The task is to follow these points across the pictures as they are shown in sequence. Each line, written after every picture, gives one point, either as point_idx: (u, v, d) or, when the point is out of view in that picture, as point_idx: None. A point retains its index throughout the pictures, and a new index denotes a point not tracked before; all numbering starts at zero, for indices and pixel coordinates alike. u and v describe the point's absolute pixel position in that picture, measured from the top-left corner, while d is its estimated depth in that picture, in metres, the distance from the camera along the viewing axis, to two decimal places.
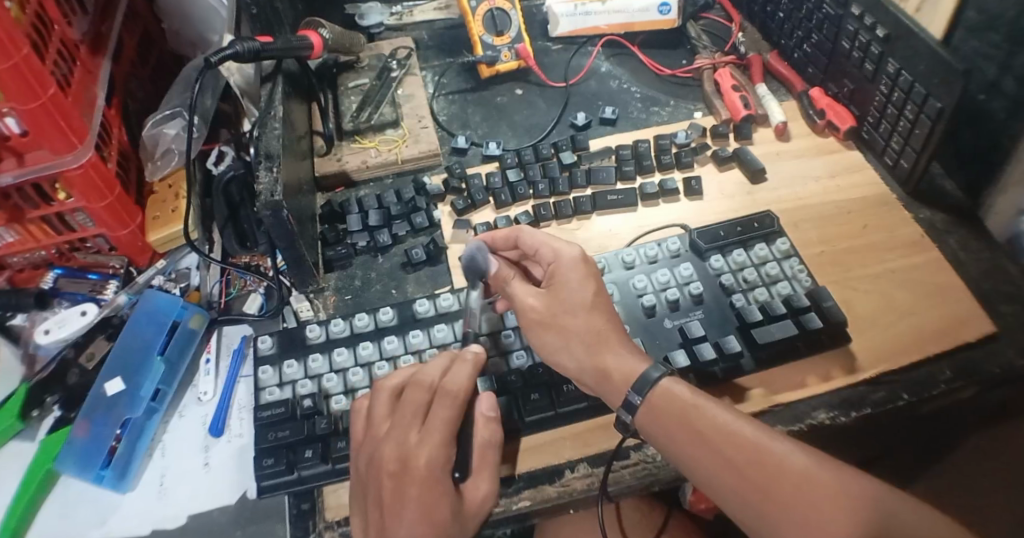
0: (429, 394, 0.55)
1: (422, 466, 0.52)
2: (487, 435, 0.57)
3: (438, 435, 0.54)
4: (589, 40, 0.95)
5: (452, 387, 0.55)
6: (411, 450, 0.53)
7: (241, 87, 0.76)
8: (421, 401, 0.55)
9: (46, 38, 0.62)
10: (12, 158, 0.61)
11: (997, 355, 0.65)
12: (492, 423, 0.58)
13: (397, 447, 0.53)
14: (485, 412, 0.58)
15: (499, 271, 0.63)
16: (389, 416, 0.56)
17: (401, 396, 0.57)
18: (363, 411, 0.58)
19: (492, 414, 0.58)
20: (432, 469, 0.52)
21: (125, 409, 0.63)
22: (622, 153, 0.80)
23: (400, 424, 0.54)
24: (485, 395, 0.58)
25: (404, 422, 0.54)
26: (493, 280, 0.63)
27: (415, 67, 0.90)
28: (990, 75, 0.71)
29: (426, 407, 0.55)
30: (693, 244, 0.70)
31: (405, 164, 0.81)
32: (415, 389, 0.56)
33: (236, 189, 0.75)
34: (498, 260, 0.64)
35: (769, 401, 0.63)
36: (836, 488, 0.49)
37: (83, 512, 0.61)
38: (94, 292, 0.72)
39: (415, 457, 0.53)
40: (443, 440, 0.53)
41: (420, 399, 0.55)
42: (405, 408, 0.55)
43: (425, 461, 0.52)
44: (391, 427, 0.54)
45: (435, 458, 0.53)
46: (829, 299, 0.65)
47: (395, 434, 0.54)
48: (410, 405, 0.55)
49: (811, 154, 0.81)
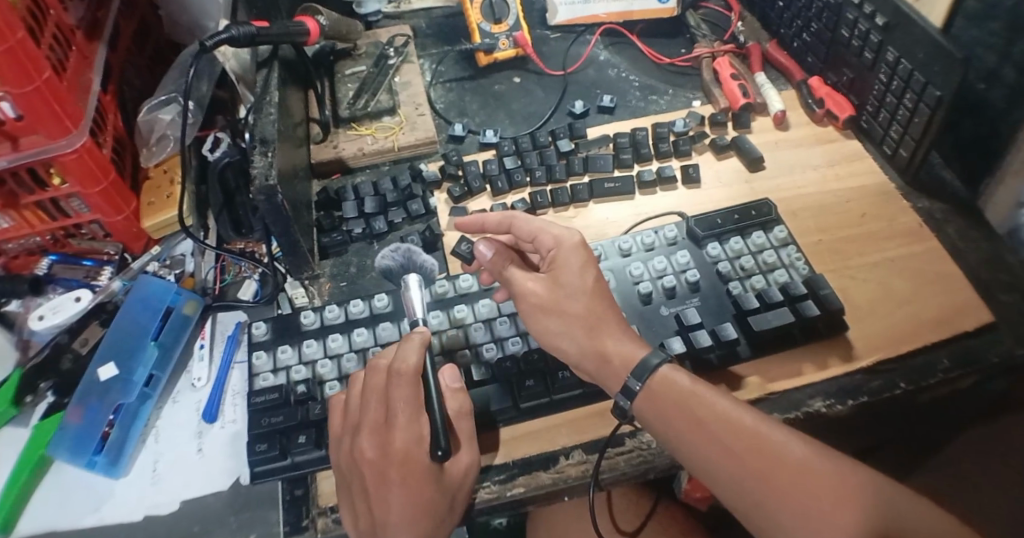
0: (387, 375, 0.56)
1: (400, 445, 0.54)
2: (457, 405, 0.57)
3: (403, 415, 0.55)
4: (587, 29, 0.95)
5: (403, 367, 0.55)
6: (385, 436, 0.55)
7: (236, 73, 0.78)
8: (380, 385, 0.56)
9: (42, 21, 0.61)
10: (7, 142, 0.61)
11: (996, 345, 0.64)
12: (461, 394, 0.58)
13: (373, 436, 0.54)
14: (450, 385, 0.58)
15: (494, 258, 0.62)
16: (361, 402, 0.57)
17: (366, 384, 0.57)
18: (339, 405, 0.59)
19: (458, 385, 0.58)
20: (410, 449, 0.54)
21: (118, 395, 0.63)
22: (620, 141, 0.79)
23: (368, 408, 0.56)
24: (445, 369, 0.59)
25: (372, 409, 0.56)
26: (489, 265, 0.62)
27: (412, 55, 0.89)
28: (989, 64, 0.71)
29: (384, 391, 0.56)
30: (690, 232, 0.70)
31: (401, 151, 0.81)
32: (377, 375, 0.57)
33: (231, 175, 0.75)
34: (492, 243, 0.63)
35: (764, 389, 0.62)
36: (833, 478, 0.49)
37: (75, 498, 0.61)
38: (89, 279, 0.72)
39: (391, 441, 0.54)
40: (409, 419, 0.55)
41: (377, 384, 0.56)
42: (367, 394, 0.56)
43: (401, 445, 0.54)
44: (363, 411, 0.56)
45: (410, 438, 0.54)
46: (826, 287, 0.65)
47: (368, 420, 0.55)
48: (373, 391, 0.56)
49: (810, 143, 0.81)
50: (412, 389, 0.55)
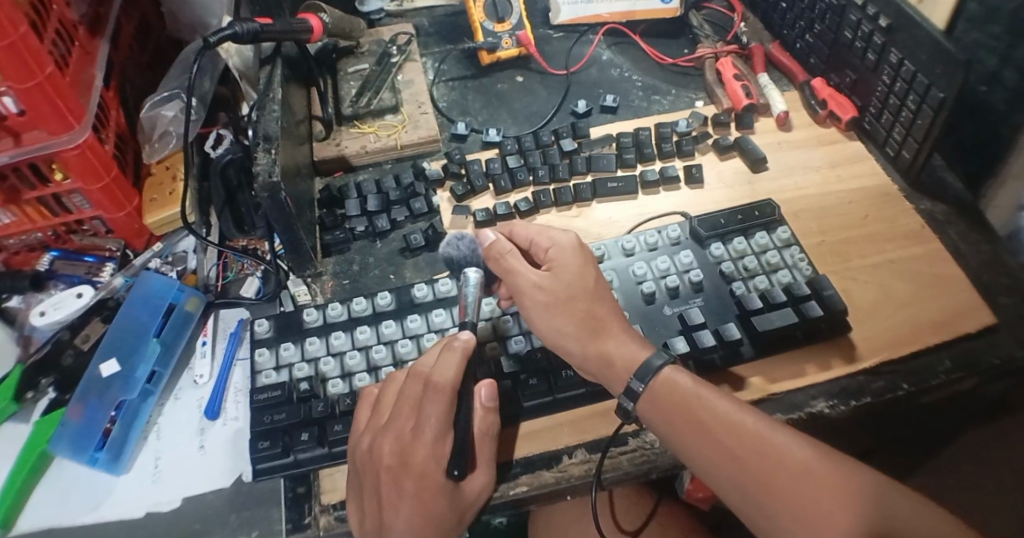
0: (423, 387, 0.56)
1: (420, 459, 0.54)
2: (484, 425, 0.57)
3: (432, 431, 0.55)
4: (590, 28, 0.95)
5: (441, 381, 0.55)
6: (408, 446, 0.55)
7: (240, 70, 0.78)
8: (415, 395, 0.56)
9: (44, 18, 0.61)
10: (8, 138, 0.60)
11: (997, 346, 0.64)
12: (490, 414, 0.58)
13: (395, 442, 0.55)
14: (484, 403, 0.58)
15: (495, 244, 0.61)
16: (394, 406, 0.57)
17: (402, 390, 0.57)
18: (372, 396, 0.59)
19: (491, 404, 0.58)
20: (430, 465, 0.54)
21: (119, 391, 0.62)
22: (623, 140, 0.79)
23: (399, 416, 0.56)
24: (483, 385, 0.58)
25: (403, 417, 0.56)
26: (487, 250, 0.61)
27: (415, 53, 0.89)
28: (991, 66, 0.71)
29: (417, 402, 0.56)
30: (693, 232, 0.70)
31: (405, 150, 0.80)
32: (415, 382, 0.57)
33: (233, 172, 0.75)
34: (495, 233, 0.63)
35: (766, 390, 0.62)
36: (835, 481, 0.49)
37: (76, 495, 0.61)
38: (90, 275, 0.72)
39: (414, 453, 0.55)
40: (437, 435, 0.55)
41: (413, 393, 0.56)
42: (400, 401, 0.56)
43: (421, 459, 0.54)
44: (392, 416, 0.56)
45: (432, 454, 0.55)
46: (829, 288, 0.65)
47: (396, 426, 0.55)
48: (407, 398, 0.56)
49: (812, 145, 0.81)
50: (445, 406, 0.55)
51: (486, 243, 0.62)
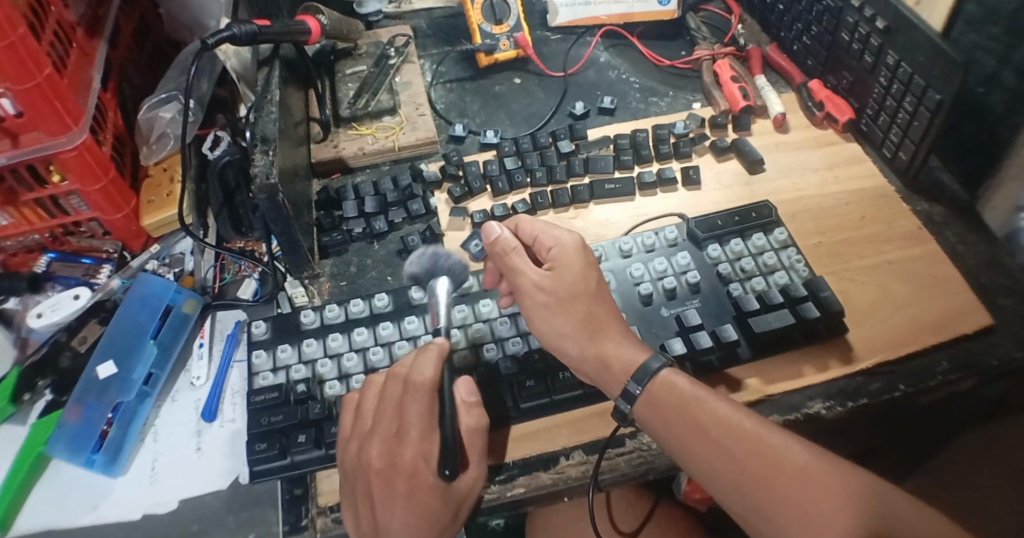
0: (404, 385, 0.56)
1: (409, 459, 0.54)
2: (473, 420, 0.56)
3: (415, 431, 0.55)
4: (587, 30, 0.95)
5: (420, 379, 0.55)
6: (396, 447, 0.55)
7: (236, 71, 0.79)
8: (396, 396, 0.56)
9: (43, 19, 0.61)
10: (6, 139, 0.60)
11: (995, 347, 0.64)
12: (475, 408, 0.57)
13: (382, 445, 0.55)
14: (465, 398, 0.57)
15: (500, 239, 0.60)
16: (375, 409, 0.57)
17: (382, 391, 0.57)
18: (354, 401, 0.59)
19: (473, 400, 0.57)
20: (419, 464, 0.54)
21: (117, 393, 0.62)
22: (620, 142, 0.80)
23: (381, 419, 0.56)
24: (460, 381, 0.57)
25: (385, 419, 0.56)
26: (492, 245, 0.61)
27: (413, 55, 0.89)
28: (989, 68, 0.71)
29: (398, 402, 0.56)
30: (691, 234, 0.70)
31: (403, 151, 0.80)
32: (394, 384, 0.57)
33: (231, 173, 0.75)
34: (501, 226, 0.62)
35: (764, 391, 0.63)
36: (834, 482, 0.49)
37: (73, 496, 0.61)
38: (88, 276, 0.72)
39: (401, 454, 0.54)
40: (422, 434, 0.55)
41: (394, 392, 0.56)
42: (383, 403, 0.56)
43: (410, 458, 0.54)
44: (375, 420, 0.56)
45: (420, 454, 0.54)
46: (827, 289, 0.65)
47: (379, 429, 0.55)
48: (388, 399, 0.56)
49: (809, 146, 0.81)
50: (426, 404, 0.55)
51: (491, 237, 0.61)
